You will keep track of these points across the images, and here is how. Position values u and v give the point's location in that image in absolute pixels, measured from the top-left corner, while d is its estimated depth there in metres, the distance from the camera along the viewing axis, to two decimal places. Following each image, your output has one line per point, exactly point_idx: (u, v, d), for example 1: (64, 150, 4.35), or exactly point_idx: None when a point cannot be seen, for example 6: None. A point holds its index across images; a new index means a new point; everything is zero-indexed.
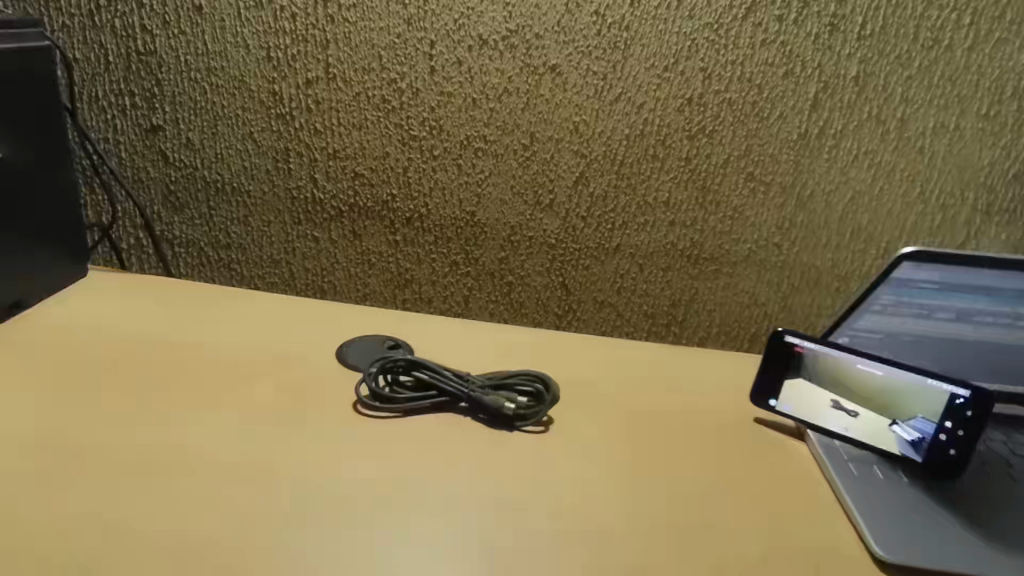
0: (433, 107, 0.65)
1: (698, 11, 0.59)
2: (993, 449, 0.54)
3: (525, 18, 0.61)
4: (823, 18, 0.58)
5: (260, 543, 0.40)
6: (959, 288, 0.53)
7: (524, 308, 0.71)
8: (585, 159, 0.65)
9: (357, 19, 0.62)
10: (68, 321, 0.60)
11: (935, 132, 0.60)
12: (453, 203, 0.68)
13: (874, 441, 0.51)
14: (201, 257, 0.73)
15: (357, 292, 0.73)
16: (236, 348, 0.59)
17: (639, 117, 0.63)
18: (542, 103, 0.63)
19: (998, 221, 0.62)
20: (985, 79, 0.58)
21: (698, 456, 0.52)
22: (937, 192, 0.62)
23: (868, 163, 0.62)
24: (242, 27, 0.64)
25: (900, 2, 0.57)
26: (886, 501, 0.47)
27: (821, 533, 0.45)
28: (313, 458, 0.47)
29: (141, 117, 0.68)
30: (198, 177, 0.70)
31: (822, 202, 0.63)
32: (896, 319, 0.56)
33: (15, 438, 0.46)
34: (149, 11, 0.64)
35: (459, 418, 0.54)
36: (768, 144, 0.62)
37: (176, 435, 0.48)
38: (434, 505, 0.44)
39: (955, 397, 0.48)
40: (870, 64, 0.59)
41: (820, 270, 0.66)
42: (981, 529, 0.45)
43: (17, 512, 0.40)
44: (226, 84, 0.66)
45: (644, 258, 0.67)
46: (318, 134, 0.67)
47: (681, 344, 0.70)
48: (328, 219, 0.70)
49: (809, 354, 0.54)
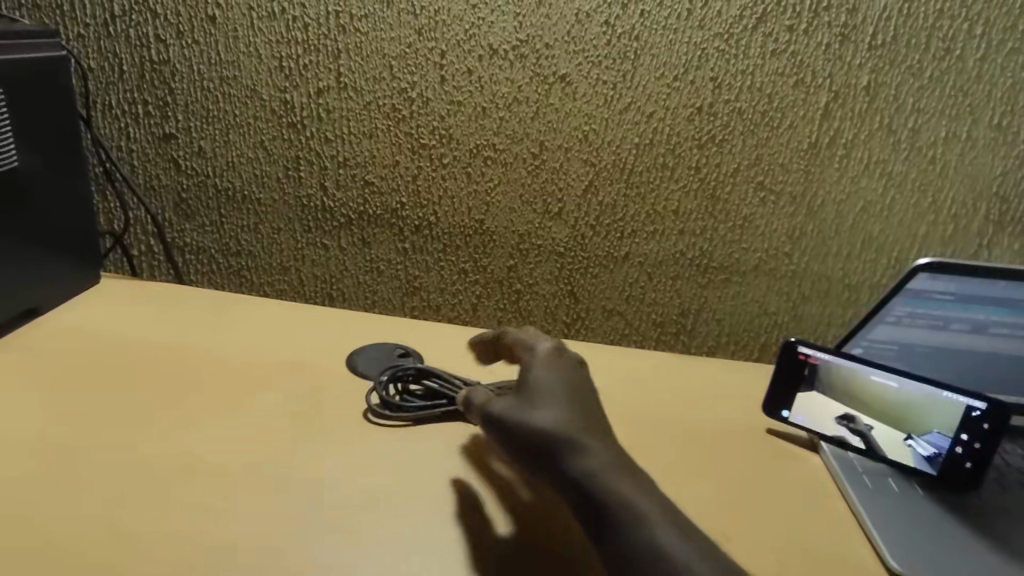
0: (443, 116, 0.65)
1: (709, 22, 0.59)
2: (1009, 462, 0.54)
3: (536, 29, 0.61)
4: (834, 29, 0.58)
5: (270, 545, 0.40)
6: (975, 299, 0.52)
7: (532, 316, 0.71)
8: (594, 168, 0.65)
9: (369, 29, 0.63)
10: (82, 323, 0.61)
11: (947, 141, 0.60)
12: (462, 211, 0.68)
13: (890, 454, 0.51)
14: (210, 264, 0.73)
15: (366, 299, 0.73)
16: (244, 355, 0.59)
17: (648, 126, 0.63)
18: (552, 111, 0.63)
19: (1011, 231, 0.62)
20: (997, 89, 0.58)
21: (708, 464, 0.52)
22: (949, 202, 0.62)
23: (879, 172, 0.62)
24: (255, 37, 0.64)
25: (912, 13, 0.57)
26: (899, 514, 0.47)
27: (834, 542, 0.45)
28: (322, 464, 0.47)
29: (154, 126, 0.69)
30: (209, 185, 0.70)
31: (833, 211, 0.63)
32: (912, 331, 0.55)
33: (28, 441, 0.46)
34: (164, 21, 0.65)
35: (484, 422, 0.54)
36: (779, 154, 0.62)
37: (185, 440, 0.48)
38: (435, 506, 0.45)
39: (971, 410, 0.48)
40: (882, 74, 0.59)
41: (830, 280, 0.66)
42: (996, 542, 0.45)
43: (31, 513, 0.41)
44: (239, 93, 0.66)
45: (653, 267, 0.67)
46: (328, 143, 0.67)
47: (690, 353, 0.70)
48: (338, 227, 0.70)
49: (823, 365, 0.53)
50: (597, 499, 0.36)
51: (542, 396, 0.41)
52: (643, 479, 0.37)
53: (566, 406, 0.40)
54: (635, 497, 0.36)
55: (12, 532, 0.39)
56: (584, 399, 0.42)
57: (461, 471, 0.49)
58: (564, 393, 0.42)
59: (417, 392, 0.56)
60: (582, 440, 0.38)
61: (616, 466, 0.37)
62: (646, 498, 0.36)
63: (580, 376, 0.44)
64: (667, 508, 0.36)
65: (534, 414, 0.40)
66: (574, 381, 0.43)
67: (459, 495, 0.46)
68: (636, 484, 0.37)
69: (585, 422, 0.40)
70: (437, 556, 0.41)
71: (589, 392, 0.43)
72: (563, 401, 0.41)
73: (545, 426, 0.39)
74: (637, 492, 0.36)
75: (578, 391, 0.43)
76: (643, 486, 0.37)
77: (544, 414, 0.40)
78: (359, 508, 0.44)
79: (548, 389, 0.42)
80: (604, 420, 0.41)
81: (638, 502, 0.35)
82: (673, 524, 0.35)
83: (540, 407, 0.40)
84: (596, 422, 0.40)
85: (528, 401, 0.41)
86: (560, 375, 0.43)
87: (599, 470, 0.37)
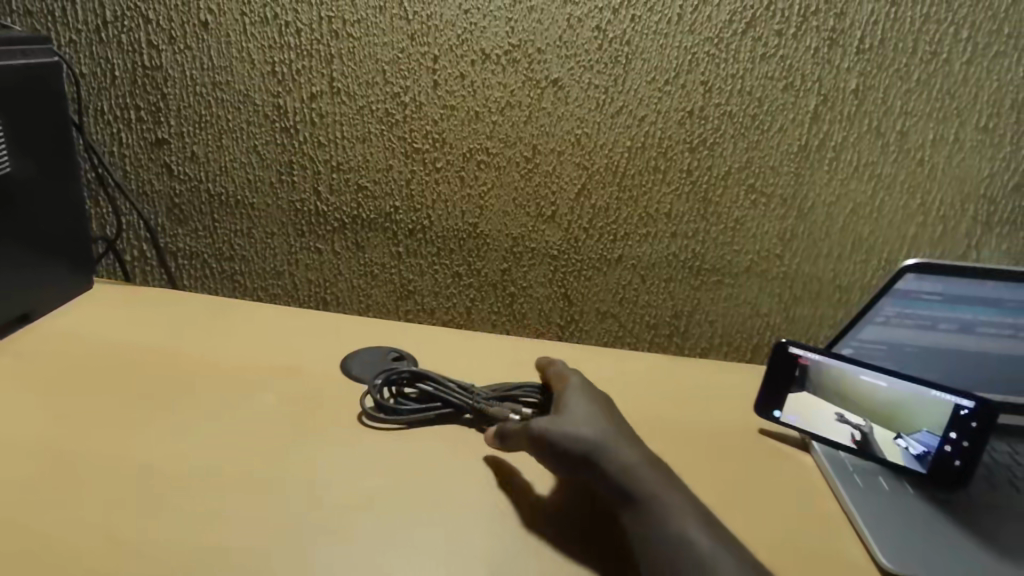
0: (436, 120, 0.65)
1: (699, 26, 0.60)
2: (998, 459, 0.55)
3: (528, 33, 0.61)
4: (822, 33, 0.59)
5: (264, 549, 0.40)
6: (963, 300, 0.53)
7: (526, 319, 0.72)
8: (587, 172, 0.65)
9: (361, 35, 0.63)
10: (76, 328, 0.61)
11: (934, 144, 0.61)
12: (455, 215, 0.68)
13: (881, 453, 0.52)
14: (204, 269, 0.73)
15: (360, 303, 0.73)
16: (238, 359, 0.60)
17: (640, 130, 0.63)
18: (544, 115, 0.64)
19: (999, 232, 0.62)
20: (984, 92, 0.59)
21: (701, 464, 0.52)
22: (938, 204, 0.62)
23: (868, 174, 0.62)
24: (248, 42, 0.64)
25: (898, 17, 0.58)
26: (891, 512, 0.47)
27: (828, 540, 0.46)
28: (318, 467, 0.48)
29: (146, 131, 0.69)
30: (202, 190, 0.70)
31: (823, 213, 0.64)
32: (900, 331, 0.56)
33: (22, 446, 0.46)
34: (156, 27, 0.65)
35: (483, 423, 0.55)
36: (769, 157, 0.63)
37: (180, 443, 0.48)
38: (428, 506, 0.45)
39: (959, 408, 0.48)
40: (870, 77, 0.60)
41: (821, 281, 0.66)
42: (986, 539, 0.46)
43: (24, 518, 0.41)
44: (232, 98, 0.66)
45: (646, 270, 0.68)
46: (321, 147, 0.67)
47: (683, 355, 0.71)
48: (331, 231, 0.70)
49: (813, 365, 0.54)
50: (636, 495, 0.41)
51: (579, 411, 0.47)
52: (673, 482, 0.42)
53: (601, 419, 0.46)
54: (668, 494, 0.41)
55: (6, 537, 0.39)
56: (614, 415, 0.48)
57: (457, 473, 0.49)
58: (600, 412, 0.47)
59: (411, 394, 0.56)
60: (618, 445, 0.43)
61: (649, 468, 0.42)
62: (677, 496, 0.41)
63: (608, 400, 0.50)
64: (695, 505, 0.41)
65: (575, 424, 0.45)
66: (606, 405, 0.48)
67: (455, 496, 0.46)
68: (667, 484, 0.42)
69: (620, 432, 0.45)
70: (435, 557, 0.41)
71: (617, 412, 0.49)
72: (599, 415, 0.46)
73: (586, 434, 0.44)
74: (670, 491, 0.41)
75: (607, 409, 0.48)
76: (674, 486, 0.42)
77: (584, 424, 0.45)
78: (356, 510, 0.44)
79: (582, 406, 0.47)
80: (633, 432, 0.47)
81: (672, 498, 0.40)
82: (700, 522, 0.39)
83: (578, 419, 0.45)
84: (628, 433, 0.46)
85: (567, 415, 0.46)
86: (590, 398, 0.49)
87: (636, 471, 0.42)
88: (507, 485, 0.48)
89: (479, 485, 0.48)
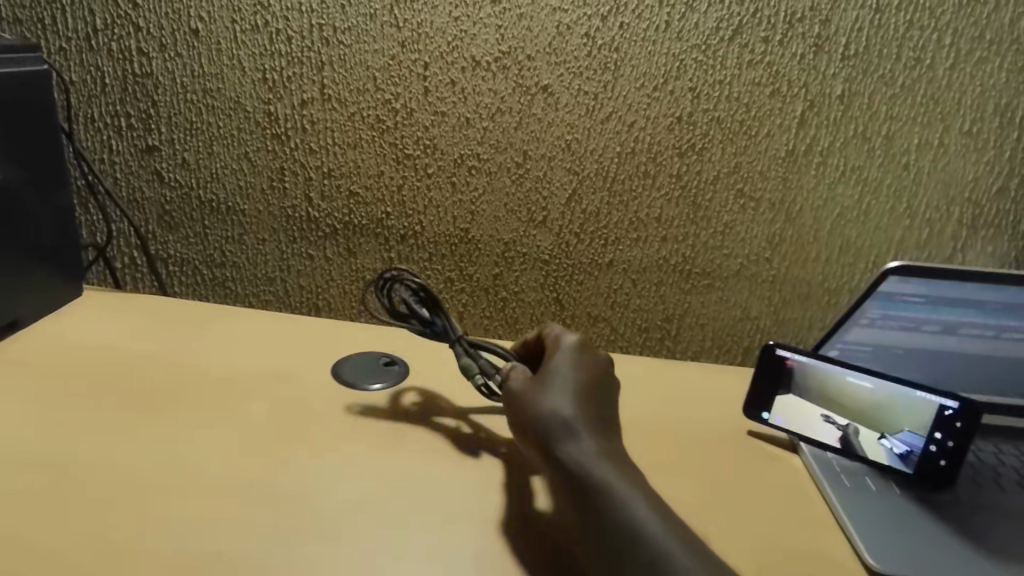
0: (427, 127, 0.65)
1: (687, 33, 0.60)
2: (983, 458, 0.55)
3: (518, 40, 0.62)
4: (808, 39, 0.59)
5: (258, 554, 0.40)
6: (945, 302, 0.54)
7: (519, 324, 0.72)
8: (577, 177, 0.66)
9: (352, 42, 0.63)
10: (67, 336, 0.61)
11: (920, 148, 0.62)
12: (447, 220, 0.68)
13: (867, 454, 0.52)
14: (195, 276, 0.73)
15: (352, 309, 0.73)
16: (230, 365, 0.60)
17: (630, 135, 0.64)
18: (534, 122, 0.64)
19: (983, 235, 0.63)
20: (967, 97, 0.60)
21: (693, 467, 0.53)
22: (923, 207, 0.63)
23: (855, 179, 0.63)
24: (238, 50, 0.65)
25: (882, 24, 0.59)
26: (878, 513, 0.48)
27: (817, 540, 0.46)
28: (310, 472, 0.48)
29: (137, 138, 0.69)
30: (193, 197, 0.70)
31: (810, 218, 0.65)
32: (884, 333, 0.57)
33: (13, 454, 0.46)
34: (146, 35, 0.65)
35: (480, 427, 0.55)
36: (757, 162, 0.63)
37: (172, 450, 0.48)
38: (422, 510, 0.45)
39: (944, 408, 0.49)
40: (856, 83, 0.60)
41: (810, 285, 0.67)
42: (971, 538, 0.46)
43: (10, 528, 0.41)
44: (222, 105, 0.67)
45: (636, 274, 0.68)
46: (312, 154, 0.67)
47: (674, 358, 0.71)
48: (323, 237, 0.70)
49: (798, 367, 0.55)
50: (584, 484, 0.40)
51: (552, 387, 0.46)
52: (632, 474, 0.41)
53: (570, 399, 0.45)
54: (618, 486, 0.40)
55: None
56: (593, 391, 0.47)
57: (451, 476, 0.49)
58: (574, 387, 0.46)
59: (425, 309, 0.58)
60: (579, 428, 0.43)
61: (605, 458, 0.41)
62: (630, 490, 0.40)
63: (596, 371, 0.49)
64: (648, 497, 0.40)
65: (541, 404, 0.45)
66: (586, 380, 0.47)
67: (447, 501, 0.47)
68: (623, 473, 0.41)
69: (587, 411, 0.45)
70: (430, 562, 0.41)
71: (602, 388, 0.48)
72: (572, 390, 0.46)
73: (547, 415, 0.44)
74: (623, 483, 0.40)
75: (589, 385, 0.47)
76: (631, 479, 0.41)
77: (550, 402, 0.45)
78: (352, 513, 0.44)
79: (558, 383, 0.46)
80: (609, 414, 0.46)
81: (622, 489, 0.40)
82: (653, 521, 0.38)
83: (547, 400, 0.45)
84: (599, 414, 0.45)
85: (538, 392, 0.46)
86: (573, 369, 0.48)
87: (591, 455, 0.41)
88: (487, 488, 0.48)
89: (471, 489, 0.48)
